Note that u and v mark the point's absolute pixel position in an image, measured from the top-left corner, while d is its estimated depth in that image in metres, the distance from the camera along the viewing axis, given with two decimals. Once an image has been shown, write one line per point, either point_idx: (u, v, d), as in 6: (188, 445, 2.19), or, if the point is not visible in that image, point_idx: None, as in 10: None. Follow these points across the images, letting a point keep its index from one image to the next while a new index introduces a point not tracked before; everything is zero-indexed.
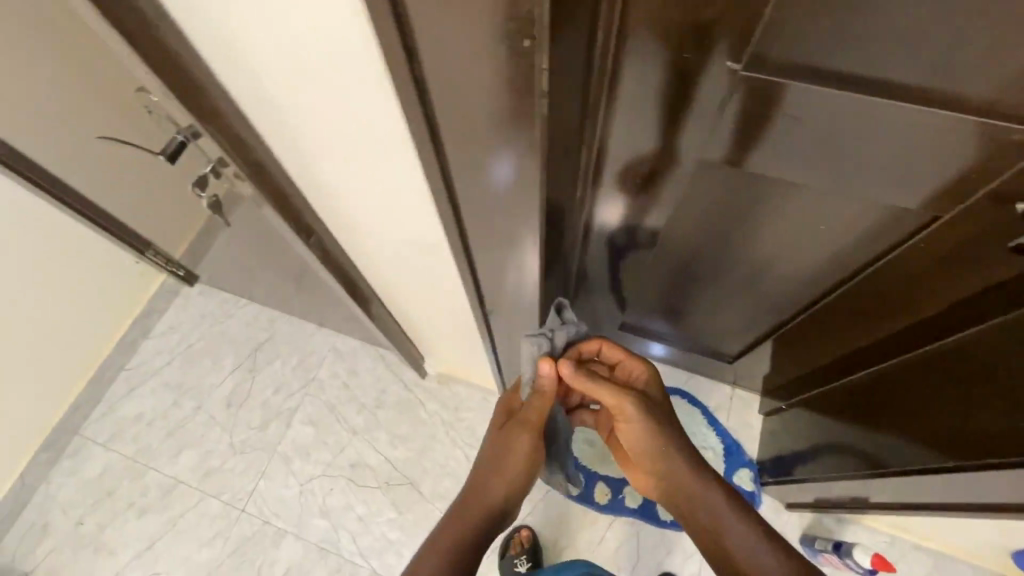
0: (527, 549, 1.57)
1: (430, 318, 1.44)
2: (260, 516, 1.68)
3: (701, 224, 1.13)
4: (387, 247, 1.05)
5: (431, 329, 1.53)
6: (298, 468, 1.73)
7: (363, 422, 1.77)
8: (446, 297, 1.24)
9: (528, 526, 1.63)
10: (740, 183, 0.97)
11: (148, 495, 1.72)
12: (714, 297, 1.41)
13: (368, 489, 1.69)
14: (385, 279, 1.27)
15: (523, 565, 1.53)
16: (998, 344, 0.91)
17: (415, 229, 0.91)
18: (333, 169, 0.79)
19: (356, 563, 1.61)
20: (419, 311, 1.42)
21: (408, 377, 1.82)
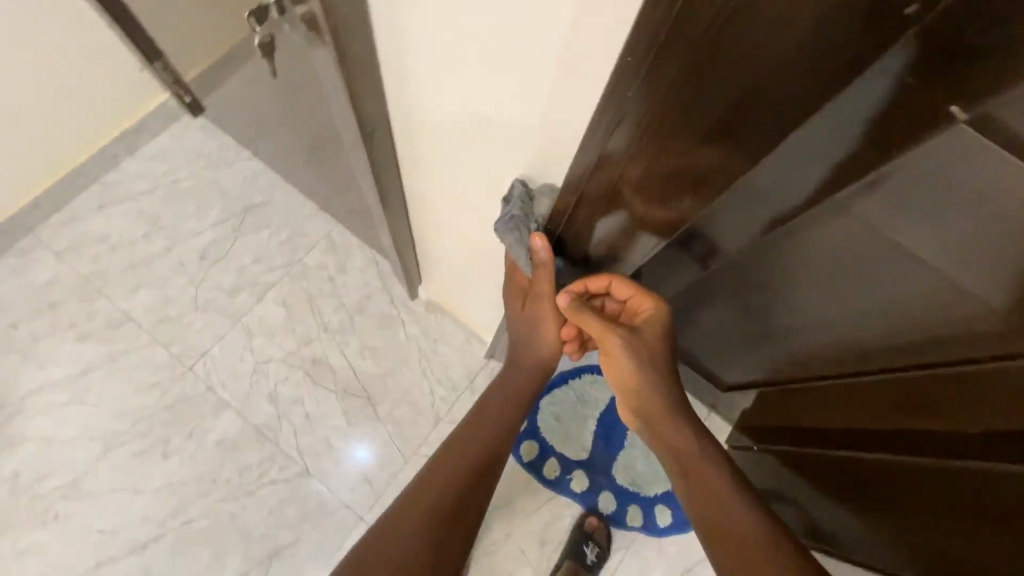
0: None
1: (447, 248, 1.32)
2: (204, 379, 1.60)
3: (759, 267, 1.01)
4: (445, 164, 0.96)
5: (441, 258, 1.41)
6: (258, 346, 1.64)
7: (338, 322, 1.68)
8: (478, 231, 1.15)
9: None
10: (827, 247, 0.84)
11: (93, 321, 1.61)
12: (730, 327, 1.31)
13: (323, 389, 1.62)
14: (419, 191, 1.14)
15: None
16: (998, 490, 0.83)
17: (498, 155, 0.85)
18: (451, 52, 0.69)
19: (290, 457, 1.56)
20: (439, 236, 1.30)
21: (397, 293, 1.71)
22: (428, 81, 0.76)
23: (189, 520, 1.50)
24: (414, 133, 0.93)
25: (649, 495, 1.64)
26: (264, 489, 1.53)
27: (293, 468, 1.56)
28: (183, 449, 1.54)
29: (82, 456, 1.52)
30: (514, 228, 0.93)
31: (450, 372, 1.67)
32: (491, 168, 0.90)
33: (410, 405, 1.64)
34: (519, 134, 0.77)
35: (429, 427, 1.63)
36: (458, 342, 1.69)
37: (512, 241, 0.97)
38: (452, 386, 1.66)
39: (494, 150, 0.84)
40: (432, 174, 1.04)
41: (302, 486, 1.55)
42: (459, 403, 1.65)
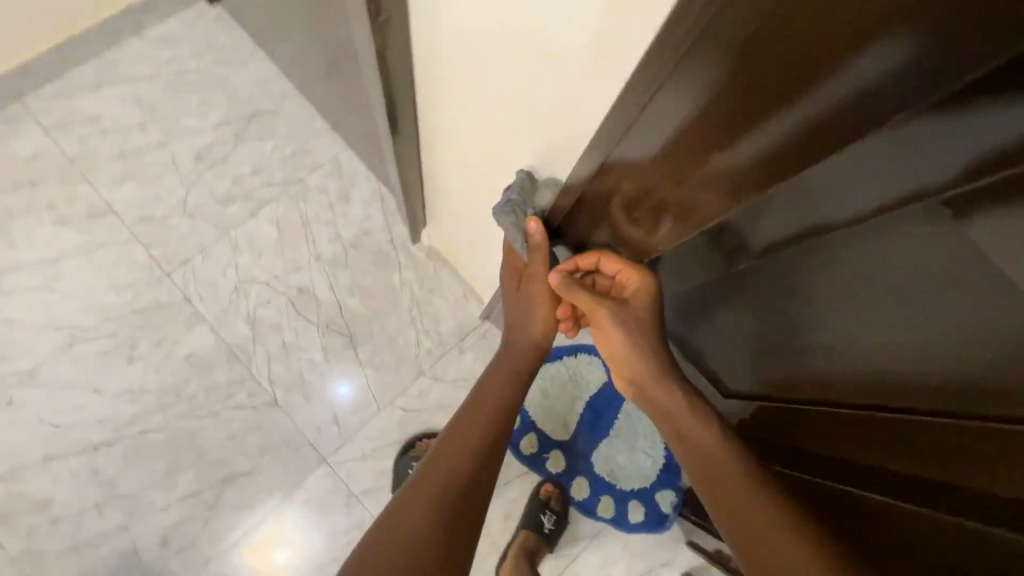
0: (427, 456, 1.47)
1: (457, 196, 1.19)
2: (182, 289, 1.50)
3: (773, 267, 0.82)
4: (463, 115, 0.88)
5: (449, 203, 1.29)
6: (243, 264, 1.54)
7: (331, 254, 1.57)
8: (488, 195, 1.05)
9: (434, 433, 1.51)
10: (864, 254, 0.64)
11: (74, 208, 1.51)
12: (730, 335, 1.13)
13: (304, 320, 1.53)
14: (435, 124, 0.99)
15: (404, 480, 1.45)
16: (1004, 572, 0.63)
17: (515, 125, 0.79)
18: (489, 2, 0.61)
19: (260, 385, 1.48)
20: (450, 181, 1.16)
21: (399, 234, 1.60)
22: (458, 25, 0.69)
23: (147, 429, 1.43)
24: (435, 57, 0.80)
25: (625, 489, 1.56)
26: (229, 413, 1.46)
27: (261, 397, 1.47)
28: (151, 356, 1.46)
29: (45, 345, 1.44)
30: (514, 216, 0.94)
31: (441, 326, 1.57)
32: (506, 139, 0.85)
33: (394, 353, 1.55)
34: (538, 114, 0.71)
35: (409, 379, 1.54)
36: (454, 296, 1.59)
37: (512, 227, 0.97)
38: (440, 341, 1.57)
39: (511, 122, 0.79)
40: (449, 120, 0.93)
41: (267, 416, 1.47)
42: (444, 360, 1.56)
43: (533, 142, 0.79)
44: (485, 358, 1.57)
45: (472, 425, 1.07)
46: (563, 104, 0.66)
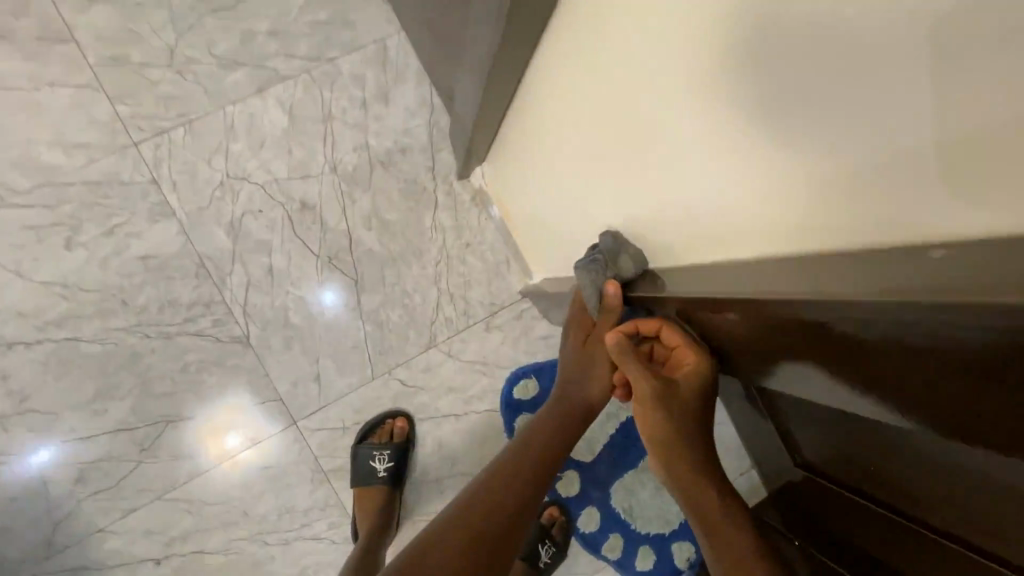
0: (394, 446, 1.19)
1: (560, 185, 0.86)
2: (151, 168, 1.14)
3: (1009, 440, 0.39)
4: (584, 169, 0.74)
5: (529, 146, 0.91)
6: (236, 153, 1.17)
7: (352, 168, 1.21)
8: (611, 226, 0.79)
9: (411, 418, 1.23)
10: None
11: (21, 22, 1.10)
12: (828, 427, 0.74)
13: (301, 246, 1.19)
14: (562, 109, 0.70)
15: (380, 468, 1.16)
16: None
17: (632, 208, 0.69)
18: (631, 68, 0.52)
19: (230, 314, 1.16)
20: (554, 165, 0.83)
21: (443, 164, 1.24)
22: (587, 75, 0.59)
23: (78, 337, 1.12)
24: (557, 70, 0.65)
25: (640, 531, 1.31)
26: (185, 340, 1.15)
27: (230, 330, 1.16)
28: (96, 246, 1.12)
29: None
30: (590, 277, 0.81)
31: (469, 291, 1.25)
32: (618, 206, 0.72)
33: (405, 311, 1.23)
34: (669, 198, 0.59)
35: (418, 348, 1.23)
36: (494, 259, 1.26)
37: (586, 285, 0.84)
38: (465, 310, 1.25)
39: (627, 189, 0.67)
40: (554, 149, 0.80)
41: (233, 355, 1.16)
42: (465, 334, 1.25)
43: (652, 219, 0.67)
44: (515, 343, 1.26)
45: (517, 457, 0.95)
46: (704, 201, 0.54)
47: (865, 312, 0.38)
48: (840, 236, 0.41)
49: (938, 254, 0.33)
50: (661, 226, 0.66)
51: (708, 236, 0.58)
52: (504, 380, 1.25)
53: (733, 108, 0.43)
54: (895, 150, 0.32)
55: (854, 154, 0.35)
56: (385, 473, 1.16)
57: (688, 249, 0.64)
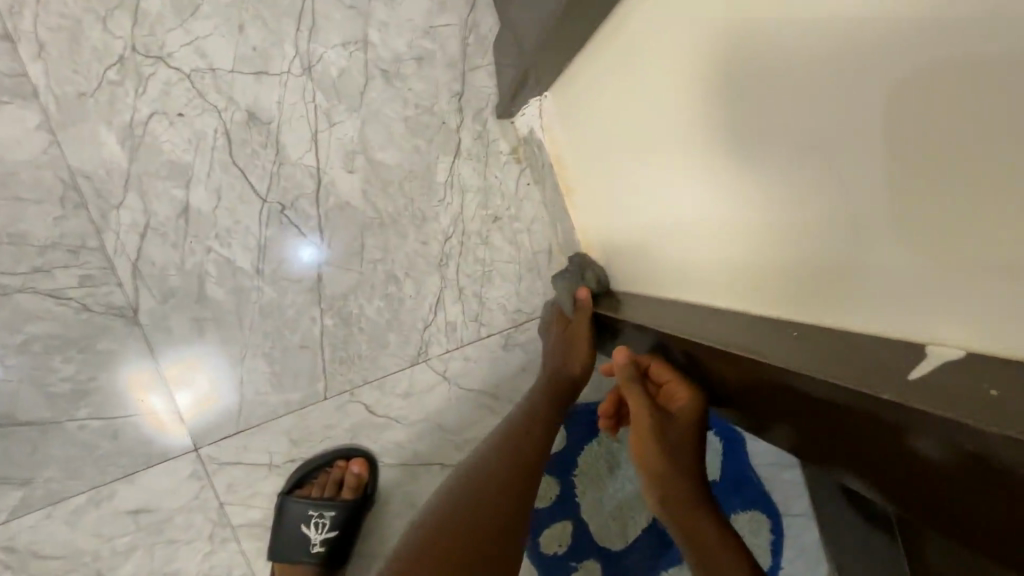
0: (340, 506, 0.79)
1: (592, 173, 0.72)
2: (5, 17, 0.70)
3: None
4: (608, 161, 0.66)
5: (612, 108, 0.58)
6: (152, 15, 0.73)
7: (337, 73, 0.78)
8: (622, 234, 0.71)
9: (376, 463, 0.82)
10: None
11: None
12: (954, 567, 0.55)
13: (239, 180, 0.76)
14: (601, 104, 0.61)
15: (315, 539, 0.78)
16: None
17: (643, 215, 0.62)
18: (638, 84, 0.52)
19: (110, 270, 0.73)
20: (600, 151, 0.67)
21: (476, 90, 0.81)
22: (602, 85, 0.59)
23: None
24: (583, 73, 0.62)
25: None
26: (30, 302, 0.72)
27: (107, 295, 0.74)
28: None
29: None
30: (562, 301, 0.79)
31: (488, 287, 0.84)
32: (625, 209, 0.66)
33: (389, 305, 0.81)
34: (664, 225, 0.57)
35: (399, 362, 0.82)
36: (530, 246, 0.84)
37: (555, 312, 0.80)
38: (478, 314, 0.84)
39: (631, 211, 0.64)
40: (584, 136, 0.69)
41: (107, 334, 0.74)
42: (472, 350, 0.84)
43: (648, 250, 0.64)
44: None
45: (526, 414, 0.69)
46: (691, 236, 0.52)
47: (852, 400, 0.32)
48: (803, 275, 0.39)
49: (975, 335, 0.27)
50: (658, 263, 0.63)
51: (697, 262, 0.54)
52: None
53: (714, 123, 0.42)
54: (865, 176, 0.30)
55: (832, 174, 0.33)
56: (319, 548, 0.78)
57: (676, 268, 0.59)
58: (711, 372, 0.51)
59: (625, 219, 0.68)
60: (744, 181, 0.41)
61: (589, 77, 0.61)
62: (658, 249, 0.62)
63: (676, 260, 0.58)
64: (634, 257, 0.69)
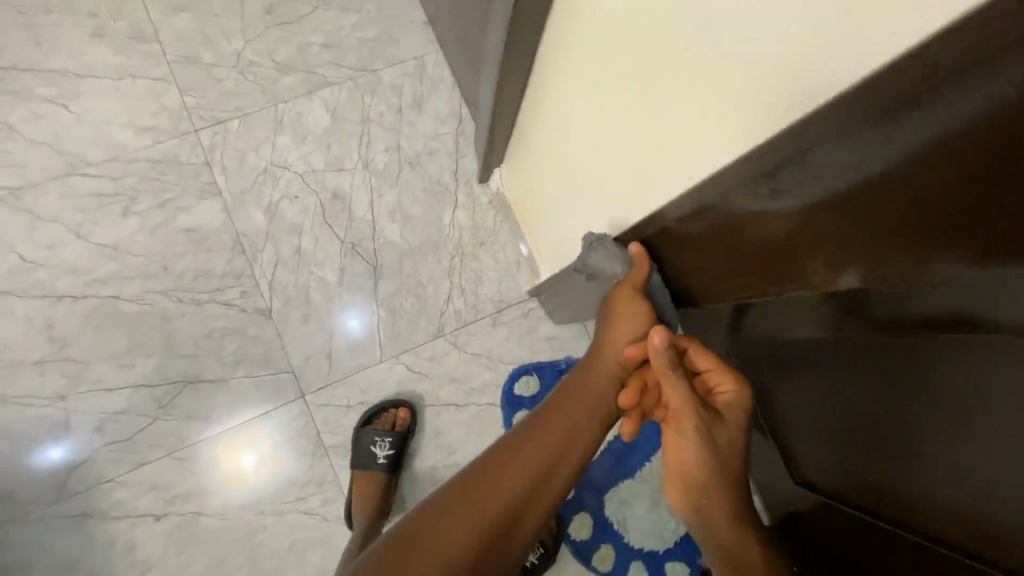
0: (397, 433, 1.22)
1: (568, 119, 0.84)
2: (206, 152, 1.28)
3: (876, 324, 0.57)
4: (594, 98, 0.73)
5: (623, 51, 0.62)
6: (281, 144, 1.30)
7: (383, 163, 1.33)
8: (591, 162, 0.83)
9: (413, 404, 1.27)
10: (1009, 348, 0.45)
11: (117, 23, 1.29)
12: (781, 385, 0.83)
13: (328, 231, 1.29)
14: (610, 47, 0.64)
15: (380, 454, 1.20)
16: None
17: (620, 142, 0.72)
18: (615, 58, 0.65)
19: (256, 287, 1.25)
20: (531, 180, 1.13)
21: (465, 169, 1.34)
22: (584, 65, 0.72)
23: (118, 296, 1.22)
24: (559, 57, 0.79)
25: (633, 546, 1.28)
26: (213, 307, 1.24)
27: (255, 302, 1.25)
28: (149, 216, 1.25)
29: (36, 166, 1.24)
30: (609, 253, 0.87)
31: (479, 286, 1.32)
32: (603, 139, 0.76)
33: (417, 300, 1.30)
34: (644, 149, 0.68)
35: (426, 337, 1.29)
36: (504, 257, 1.33)
37: (606, 266, 0.89)
38: (474, 303, 1.31)
39: (603, 164, 0.80)
40: (568, 77, 0.78)
41: (254, 325, 1.24)
42: (472, 327, 1.31)
43: (623, 182, 0.77)
44: (520, 341, 1.31)
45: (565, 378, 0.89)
46: (654, 163, 0.68)
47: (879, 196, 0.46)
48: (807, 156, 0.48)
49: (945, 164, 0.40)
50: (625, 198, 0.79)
51: (671, 168, 0.65)
52: (507, 377, 1.30)
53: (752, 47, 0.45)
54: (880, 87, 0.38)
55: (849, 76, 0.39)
56: (384, 459, 1.20)
57: (647, 178, 0.70)
58: (727, 244, 0.68)
59: (591, 158, 0.82)
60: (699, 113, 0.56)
61: (570, 57, 0.75)
62: (631, 170, 0.73)
63: (648, 171, 0.69)
64: (602, 181, 0.82)
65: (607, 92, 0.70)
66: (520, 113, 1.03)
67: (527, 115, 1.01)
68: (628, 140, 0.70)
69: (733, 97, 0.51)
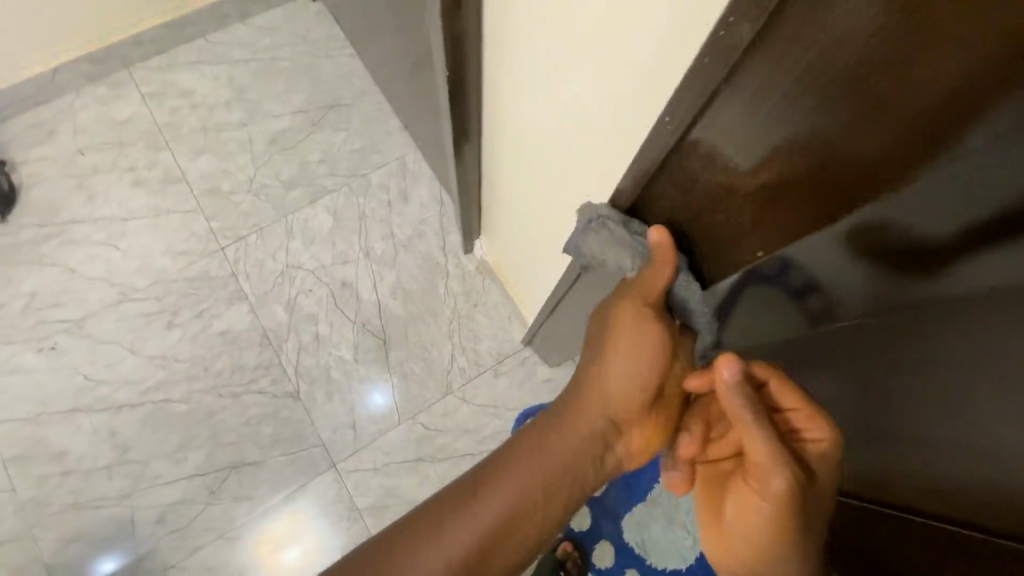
0: None
1: (525, 155, 0.89)
2: (232, 264, 1.50)
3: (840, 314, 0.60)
4: (541, 125, 0.78)
5: (557, 76, 0.68)
6: (294, 248, 1.52)
7: (381, 250, 1.53)
8: (553, 187, 0.86)
9: (433, 459, 1.40)
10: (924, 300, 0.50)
11: (152, 172, 1.56)
12: None
13: (341, 315, 1.48)
14: (544, 76, 0.70)
15: None
16: None
17: (574, 159, 0.76)
18: (552, 73, 0.68)
19: (284, 373, 1.43)
20: (506, 243, 1.31)
21: (452, 244, 1.54)
22: (526, 101, 0.78)
23: (168, 398, 1.40)
24: (504, 92, 0.83)
25: (656, 566, 1.32)
26: (249, 397, 1.41)
27: (285, 387, 1.42)
28: (189, 326, 1.45)
29: (94, 299, 1.46)
30: (604, 237, 0.74)
31: (478, 343, 1.48)
32: (558, 163, 0.81)
33: (425, 364, 1.46)
34: (593, 161, 0.71)
35: (436, 396, 1.44)
36: (497, 314, 1.50)
37: (606, 254, 0.76)
38: (475, 358, 1.47)
39: (568, 196, 0.84)
40: (517, 113, 0.84)
41: (286, 407, 1.41)
42: (476, 381, 1.45)
43: (581, 199, 0.80)
44: (521, 387, 1.45)
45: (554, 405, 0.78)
46: (603, 166, 0.70)
47: (845, 127, 0.41)
48: (775, 92, 0.44)
49: (903, 78, 0.36)
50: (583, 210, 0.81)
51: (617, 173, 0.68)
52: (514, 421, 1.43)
53: (657, 39, 0.50)
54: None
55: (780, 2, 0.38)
56: None
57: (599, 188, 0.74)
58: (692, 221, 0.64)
59: (553, 190, 0.87)
60: (631, 104, 0.59)
61: (514, 96, 0.81)
62: (587, 187, 0.77)
63: (600, 181, 0.73)
64: (566, 205, 0.86)
65: (551, 118, 0.75)
66: (486, 191, 1.22)
67: (490, 192, 1.20)
68: (579, 160, 0.75)
69: (648, 96, 0.56)
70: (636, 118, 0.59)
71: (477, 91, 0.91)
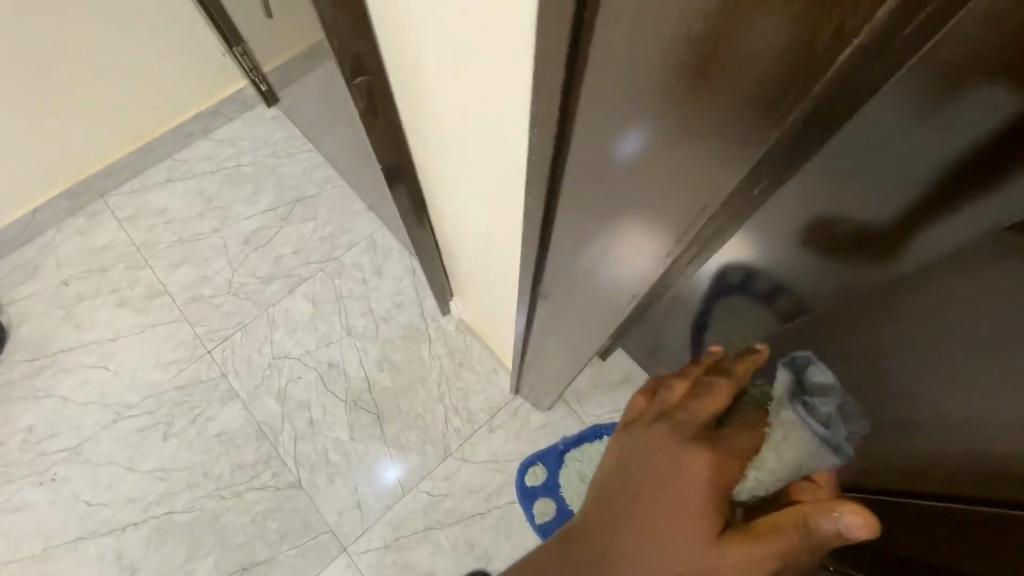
0: None
1: (473, 219, 0.95)
2: (220, 365, 1.54)
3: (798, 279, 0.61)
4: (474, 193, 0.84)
5: (468, 156, 0.74)
6: (278, 339, 1.57)
7: (363, 327, 1.58)
8: (501, 244, 0.92)
9: (442, 525, 1.40)
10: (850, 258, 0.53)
11: (134, 290, 1.63)
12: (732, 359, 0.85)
13: (332, 396, 1.51)
14: (460, 156, 0.76)
15: None
16: None
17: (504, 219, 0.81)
18: (442, 105, 0.67)
19: (283, 465, 1.44)
20: (477, 301, 1.36)
21: (430, 309, 1.59)
22: (456, 174, 0.84)
23: (171, 510, 1.41)
24: (429, 152, 0.87)
25: None
26: (250, 495, 1.42)
27: (286, 477, 1.43)
28: (185, 434, 1.48)
29: (91, 422, 1.49)
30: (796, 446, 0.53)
31: (469, 401, 1.50)
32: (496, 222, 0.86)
33: (421, 431, 1.48)
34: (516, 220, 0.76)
35: (436, 461, 1.45)
36: (483, 367, 1.53)
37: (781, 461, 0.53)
38: (468, 417, 1.49)
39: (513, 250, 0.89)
40: (453, 185, 0.90)
41: (289, 498, 1.41)
42: (472, 439, 1.47)
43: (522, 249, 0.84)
44: (518, 437, 1.47)
45: None
46: (512, 176, 0.66)
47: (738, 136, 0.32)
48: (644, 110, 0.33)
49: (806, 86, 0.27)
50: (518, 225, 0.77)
51: None
52: (516, 471, 1.44)
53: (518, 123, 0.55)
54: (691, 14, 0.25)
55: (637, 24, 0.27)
56: None
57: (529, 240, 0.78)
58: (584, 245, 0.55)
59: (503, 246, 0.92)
60: (508, 113, 0.56)
61: (447, 172, 0.87)
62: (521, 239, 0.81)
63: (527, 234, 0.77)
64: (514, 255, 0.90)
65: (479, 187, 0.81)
66: (448, 256, 1.29)
67: (453, 256, 1.26)
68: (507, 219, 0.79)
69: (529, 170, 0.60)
70: (517, 126, 0.56)
71: (416, 171, 0.98)
